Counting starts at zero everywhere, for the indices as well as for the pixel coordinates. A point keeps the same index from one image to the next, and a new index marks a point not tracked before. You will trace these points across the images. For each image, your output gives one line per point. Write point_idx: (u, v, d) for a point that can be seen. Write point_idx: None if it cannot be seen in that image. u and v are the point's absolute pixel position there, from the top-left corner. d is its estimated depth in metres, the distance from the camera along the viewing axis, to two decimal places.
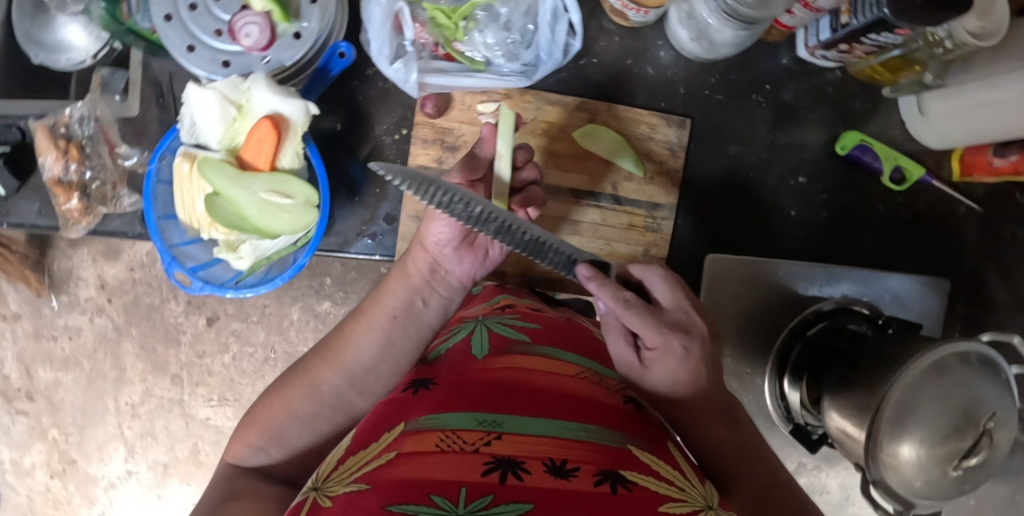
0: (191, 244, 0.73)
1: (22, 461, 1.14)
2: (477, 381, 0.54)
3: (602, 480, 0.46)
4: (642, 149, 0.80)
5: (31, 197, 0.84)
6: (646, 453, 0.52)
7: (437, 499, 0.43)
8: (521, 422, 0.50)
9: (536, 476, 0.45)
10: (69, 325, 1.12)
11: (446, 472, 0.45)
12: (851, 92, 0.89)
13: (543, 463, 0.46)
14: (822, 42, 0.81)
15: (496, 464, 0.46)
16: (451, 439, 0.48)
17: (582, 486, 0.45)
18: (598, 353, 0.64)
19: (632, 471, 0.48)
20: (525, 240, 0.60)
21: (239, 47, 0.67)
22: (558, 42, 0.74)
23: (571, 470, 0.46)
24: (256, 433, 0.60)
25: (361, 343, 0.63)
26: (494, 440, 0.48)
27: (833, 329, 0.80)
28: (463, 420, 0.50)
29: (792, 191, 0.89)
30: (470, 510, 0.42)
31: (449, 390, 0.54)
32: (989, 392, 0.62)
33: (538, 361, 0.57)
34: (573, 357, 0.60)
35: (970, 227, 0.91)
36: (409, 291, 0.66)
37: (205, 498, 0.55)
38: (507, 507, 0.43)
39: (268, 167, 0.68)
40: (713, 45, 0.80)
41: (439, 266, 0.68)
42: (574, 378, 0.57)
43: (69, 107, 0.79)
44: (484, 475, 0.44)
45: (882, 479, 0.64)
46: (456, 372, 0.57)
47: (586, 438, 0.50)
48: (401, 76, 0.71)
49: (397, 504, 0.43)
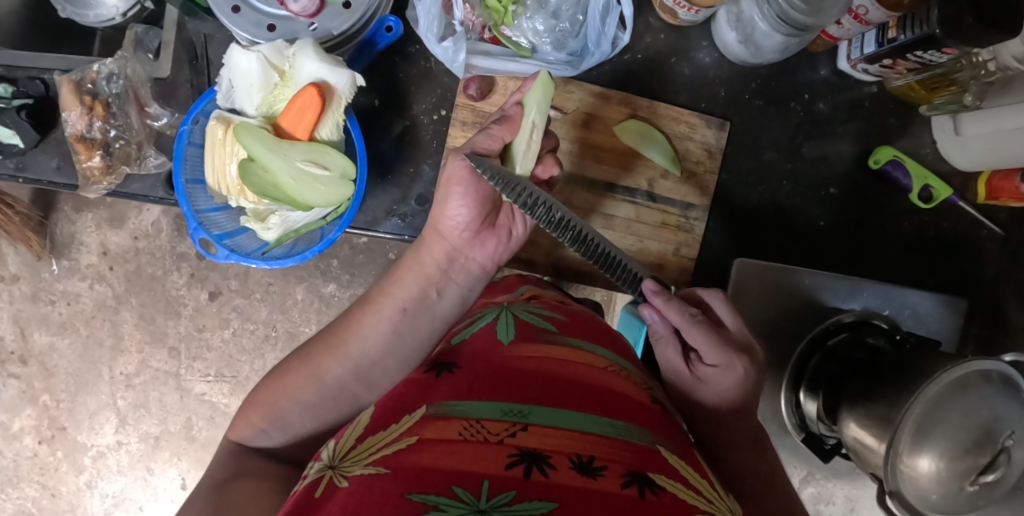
0: (216, 211, 0.72)
1: (10, 425, 1.12)
2: (503, 367, 0.49)
3: (629, 482, 0.41)
4: (679, 148, 0.80)
5: (50, 151, 0.82)
6: (676, 458, 0.46)
7: (458, 490, 0.38)
8: (550, 413, 0.44)
9: (562, 473, 0.40)
10: (68, 291, 1.10)
11: (470, 462, 0.40)
12: (887, 108, 0.88)
13: (569, 459, 0.41)
14: (866, 55, 0.81)
15: (521, 457, 0.41)
16: (474, 428, 0.43)
17: (611, 487, 0.40)
18: (629, 353, 0.59)
19: (662, 475, 0.43)
20: (597, 252, 0.64)
21: (285, 12, 0.66)
22: (608, 33, 0.72)
23: (598, 469, 0.41)
24: (266, 406, 0.57)
25: (372, 329, 0.61)
26: (519, 432, 0.43)
27: (854, 342, 0.79)
28: (487, 410, 0.45)
29: (821, 202, 0.89)
30: (493, 505, 0.37)
31: (476, 374, 0.49)
32: (1010, 409, 0.62)
33: (571, 352, 0.52)
34: (602, 350, 0.55)
35: (992, 251, 0.91)
36: (422, 282, 0.64)
37: (207, 476, 0.52)
38: (530, 506, 0.37)
39: (307, 136, 0.67)
40: (759, 49, 0.79)
41: (455, 255, 0.66)
42: (606, 371, 0.51)
43: (98, 62, 0.78)
44: (507, 469, 0.40)
45: (899, 490, 0.64)
46: (482, 355, 0.52)
47: (618, 436, 0.45)
48: (448, 56, 0.71)
49: (419, 492, 0.38)
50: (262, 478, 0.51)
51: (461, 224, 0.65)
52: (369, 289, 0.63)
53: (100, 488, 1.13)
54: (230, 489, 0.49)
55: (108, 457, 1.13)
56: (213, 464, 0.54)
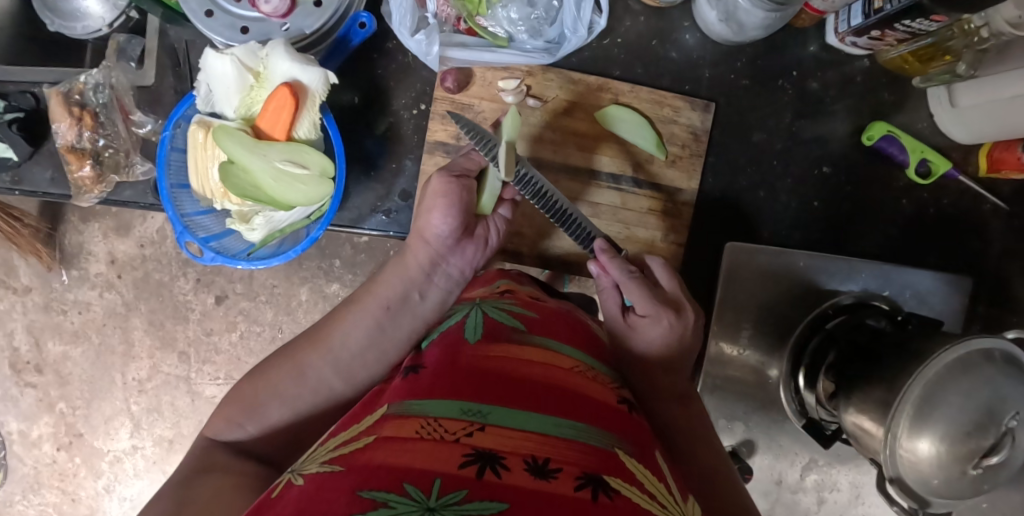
0: (203, 215, 0.72)
1: (30, 432, 1.14)
2: (468, 367, 0.49)
3: (584, 485, 0.40)
4: (663, 132, 0.79)
5: (45, 163, 0.83)
6: (635, 461, 0.46)
7: (409, 488, 0.37)
8: (508, 415, 0.44)
9: (515, 475, 0.40)
10: (79, 300, 1.12)
11: (424, 460, 0.39)
12: (880, 82, 0.86)
13: (523, 461, 0.41)
14: (853, 28, 0.79)
15: (475, 457, 0.40)
16: (432, 427, 0.43)
17: (564, 489, 0.40)
18: (599, 351, 0.59)
19: (618, 478, 0.43)
20: (554, 208, 0.70)
21: (258, 13, 0.67)
22: (583, 18, 0.71)
23: (552, 471, 0.41)
24: (243, 397, 0.58)
25: (352, 325, 0.62)
26: (476, 432, 0.43)
27: (852, 324, 0.78)
28: (447, 409, 0.45)
29: (815, 181, 0.87)
30: (443, 503, 0.37)
31: (440, 375, 0.49)
32: (1014, 390, 0.60)
33: (536, 352, 0.52)
34: (570, 350, 0.55)
35: (996, 226, 0.88)
36: (406, 282, 0.65)
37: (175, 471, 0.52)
38: (480, 506, 0.37)
39: (284, 137, 0.67)
40: (742, 27, 0.77)
41: (438, 259, 0.67)
42: (571, 371, 0.51)
43: (84, 73, 0.78)
44: (461, 468, 0.39)
45: (899, 476, 0.63)
46: (448, 355, 0.52)
47: (576, 437, 0.44)
48: (422, 49, 0.70)
49: (370, 489, 0.37)
50: (231, 471, 0.52)
51: (446, 234, 0.66)
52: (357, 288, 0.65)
53: (119, 492, 1.15)
54: (197, 483, 0.49)
55: (124, 462, 1.15)
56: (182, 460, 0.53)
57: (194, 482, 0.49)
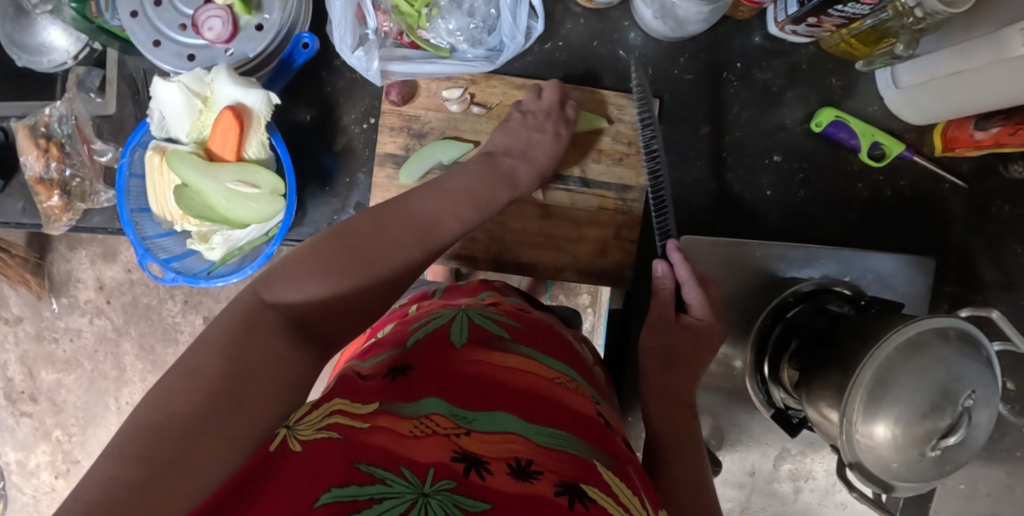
0: (164, 237, 0.74)
1: (27, 461, 1.17)
2: (456, 370, 0.52)
3: (563, 491, 0.42)
4: (609, 130, 0.80)
5: (15, 195, 0.85)
6: (613, 475, 0.48)
7: (405, 471, 0.40)
8: (493, 420, 0.47)
9: (498, 478, 0.41)
10: (69, 327, 1.14)
11: (415, 450, 0.42)
12: (826, 69, 0.88)
13: (507, 463, 0.43)
14: (790, 17, 0.80)
15: (462, 457, 0.42)
16: (423, 423, 0.45)
17: (546, 491, 0.41)
18: (577, 364, 0.62)
19: (595, 487, 0.44)
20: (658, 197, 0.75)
21: (203, 41, 0.69)
22: (521, 25, 0.72)
23: (534, 472, 0.43)
24: (296, 266, 0.54)
25: (403, 231, 0.61)
26: (463, 434, 0.45)
27: (814, 309, 0.79)
28: (436, 407, 0.47)
29: (768, 170, 0.88)
30: (435, 489, 0.39)
31: (428, 373, 0.51)
32: (966, 368, 0.62)
33: (520, 363, 0.55)
34: (553, 363, 0.58)
35: (957, 204, 0.89)
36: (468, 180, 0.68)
37: (219, 329, 0.47)
38: (468, 501, 0.39)
39: (234, 158, 0.69)
40: (678, 23, 0.79)
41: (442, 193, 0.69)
42: (551, 383, 0.54)
43: (49, 106, 0.81)
44: (451, 461, 0.42)
45: (859, 461, 0.64)
46: (435, 355, 0.54)
47: (557, 446, 0.46)
48: (363, 65, 0.72)
49: (369, 465, 0.40)
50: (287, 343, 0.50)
51: None
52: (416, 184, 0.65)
53: None
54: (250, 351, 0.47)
55: None
56: (226, 315, 0.48)
57: (247, 351, 0.47)
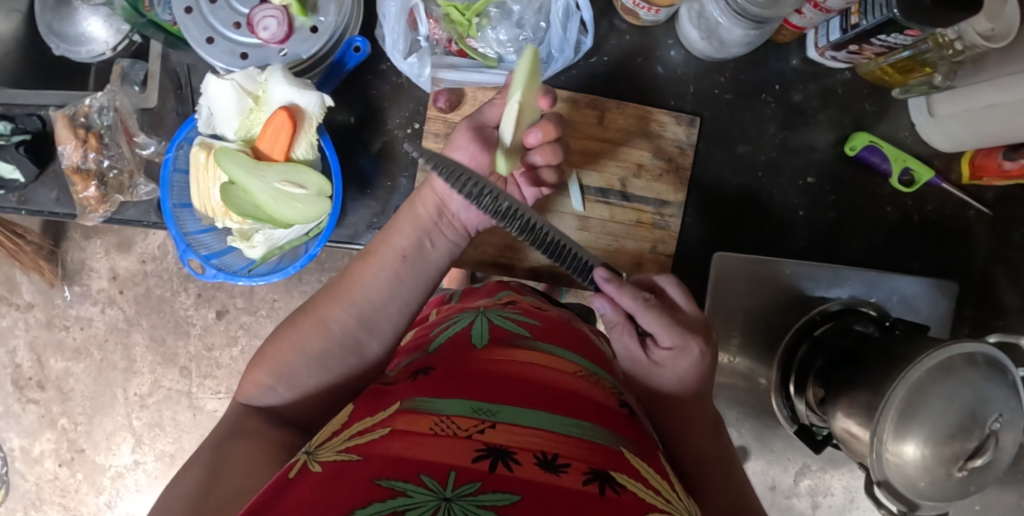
0: (204, 233, 0.75)
1: (31, 449, 1.16)
2: (477, 368, 0.52)
3: (591, 479, 0.44)
4: (650, 146, 0.83)
5: (50, 184, 0.84)
6: (638, 460, 0.49)
7: (425, 479, 0.41)
8: (516, 413, 0.48)
9: (526, 468, 0.43)
10: (81, 316, 1.13)
11: (438, 454, 0.43)
12: (861, 94, 0.89)
13: (533, 456, 0.45)
14: (832, 42, 0.82)
15: (487, 452, 0.44)
16: (445, 423, 0.46)
17: (572, 483, 0.43)
18: (599, 357, 0.62)
19: (621, 473, 0.46)
20: (547, 241, 0.62)
21: (257, 40, 0.71)
22: (570, 38, 0.75)
23: (560, 466, 0.44)
24: (263, 372, 0.58)
25: (348, 320, 0.60)
26: (487, 429, 0.46)
27: (839, 330, 0.79)
28: (458, 407, 0.48)
29: (801, 191, 0.90)
30: (457, 494, 0.41)
31: (449, 374, 0.52)
32: (995, 392, 0.62)
33: (542, 358, 0.55)
34: (573, 356, 0.58)
35: (981, 231, 0.91)
36: (417, 230, 0.65)
37: (210, 435, 0.55)
38: (494, 497, 0.41)
39: (283, 157, 0.70)
40: (723, 44, 0.82)
41: (444, 209, 0.65)
42: (574, 376, 0.54)
43: (89, 96, 0.81)
44: (474, 462, 0.43)
45: (887, 479, 0.65)
46: (455, 357, 0.55)
47: (582, 436, 0.48)
48: (414, 71, 0.74)
49: (388, 478, 0.41)
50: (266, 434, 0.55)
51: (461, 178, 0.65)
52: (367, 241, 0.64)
53: (120, 507, 1.16)
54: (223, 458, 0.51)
55: (126, 477, 1.16)
56: (219, 425, 0.56)
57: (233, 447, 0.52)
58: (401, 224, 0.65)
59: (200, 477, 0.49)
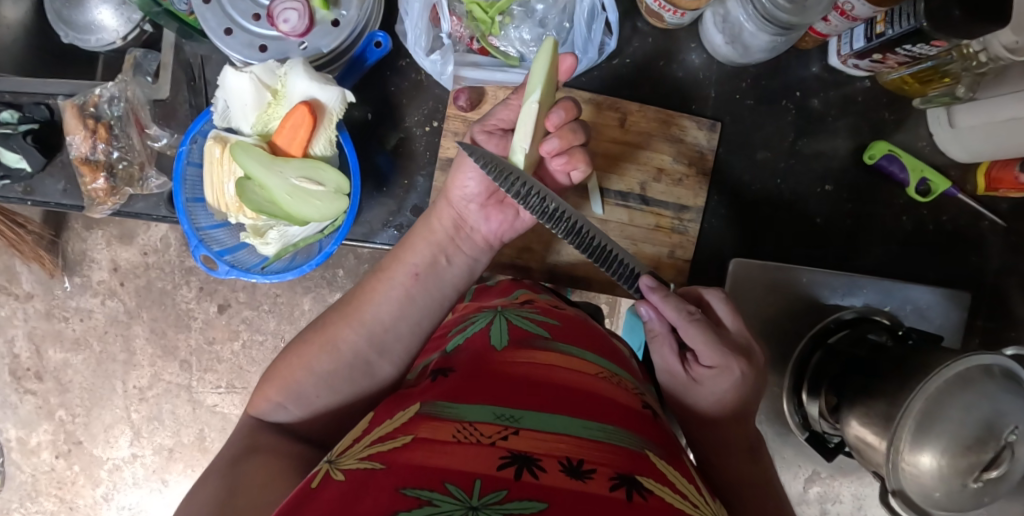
0: (217, 228, 0.74)
1: (28, 440, 1.14)
2: (497, 372, 0.50)
3: (619, 485, 0.42)
4: (671, 150, 0.83)
5: (57, 175, 0.83)
6: (666, 464, 0.47)
7: (451, 488, 0.39)
8: (540, 418, 0.46)
9: (552, 475, 0.41)
10: (81, 307, 1.12)
11: (462, 461, 0.41)
12: (880, 103, 0.88)
13: (558, 462, 0.42)
14: (855, 51, 0.81)
15: (512, 459, 0.42)
16: (468, 430, 0.44)
17: (600, 490, 0.41)
18: (619, 358, 0.60)
19: (650, 479, 0.44)
20: (593, 246, 0.63)
21: (276, 32, 0.69)
22: (594, 40, 0.74)
23: (587, 472, 0.42)
24: (273, 388, 0.58)
25: (358, 340, 0.60)
26: (511, 435, 0.44)
27: (854, 338, 0.77)
28: (480, 413, 0.46)
29: (819, 199, 0.89)
30: (484, 503, 0.38)
31: (468, 377, 0.50)
32: (1013, 404, 0.60)
33: (563, 360, 0.53)
34: (593, 357, 0.56)
35: (995, 243, 0.90)
36: (432, 248, 0.65)
37: (223, 451, 0.54)
38: (521, 505, 0.38)
39: (301, 153, 0.69)
40: (747, 49, 0.81)
41: (461, 223, 0.67)
42: (596, 378, 0.52)
43: (99, 86, 0.79)
44: (499, 469, 0.41)
45: (901, 489, 0.63)
46: (474, 360, 0.53)
47: (608, 441, 0.45)
48: (437, 69, 0.73)
49: (413, 488, 0.39)
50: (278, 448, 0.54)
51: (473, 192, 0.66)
52: (382, 258, 0.65)
53: (117, 500, 1.15)
54: (240, 472, 0.50)
55: (124, 470, 1.14)
56: (231, 439, 0.55)
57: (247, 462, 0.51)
58: (417, 243, 0.65)
59: (215, 492, 0.48)
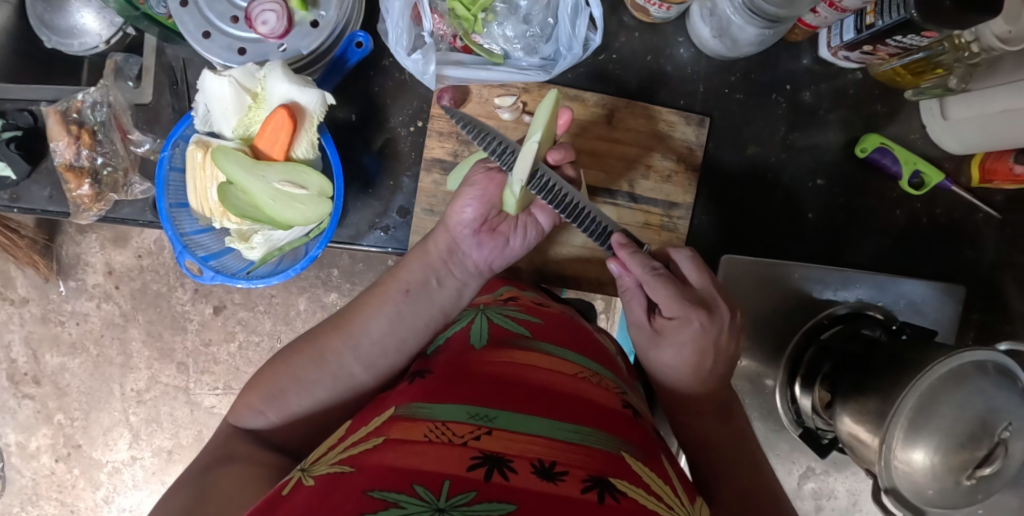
0: (202, 233, 0.74)
1: (27, 444, 1.13)
2: (474, 372, 0.50)
3: (590, 487, 0.41)
4: (660, 147, 0.82)
5: (42, 181, 0.82)
6: (642, 464, 0.46)
7: (419, 489, 0.38)
8: (515, 419, 0.45)
9: (523, 477, 0.40)
10: (76, 311, 1.11)
11: (431, 462, 0.40)
12: (872, 95, 0.87)
13: (530, 463, 0.42)
14: (846, 42, 0.80)
15: (484, 460, 0.41)
16: (440, 430, 0.44)
17: (571, 491, 0.40)
18: (603, 357, 0.59)
19: (623, 480, 0.43)
20: (566, 202, 0.68)
21: (255, 34, 0.69)
22: (579, 36, 0.73)
23: (559, 473, 0.41)
24: (255, 396, 0.58)
25: (345, 353, 0.60)
26: (484, 435, 0.43)
27: (848, 335, 0.76)
28: (454, 413, 0.45)
29: (810, 193, 0.88)
30: (452, 504, 0.38)
31: (445, 378, 0.50)
32: (1006, 400, 0.59)
33: (541, 359, 0.53)
34: (574, 356, 0.55)
35: (989, 235, 0.89)
36: (425, 268, 0.66)
37: (196, 459, 0.53)
38: (489, 507, 0.38)
39: (283, 157, 0.69)
40: (735, 43, 0.80)
41: (455, 248, 0.68)
42: (575, 377, 0.52)
43: (82, 92, 0.79)
44: (470, 471, 0.40)
45: (894, 487, 0.61)
46: (453, 361, 0.52)
47: (582, 442, 0.45)
48: (419, 68, 0.72)
49: (380, 490, 0.38)
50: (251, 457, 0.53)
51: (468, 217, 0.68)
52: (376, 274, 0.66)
53: (118, 503, 1.15)
54: (210, 480, 0.49)
55: (123, 472, 1.14)
56: (206, 447, 0.55)
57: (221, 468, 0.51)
58: (411, 262, 0.67)
59: (187, 496, 0.47)
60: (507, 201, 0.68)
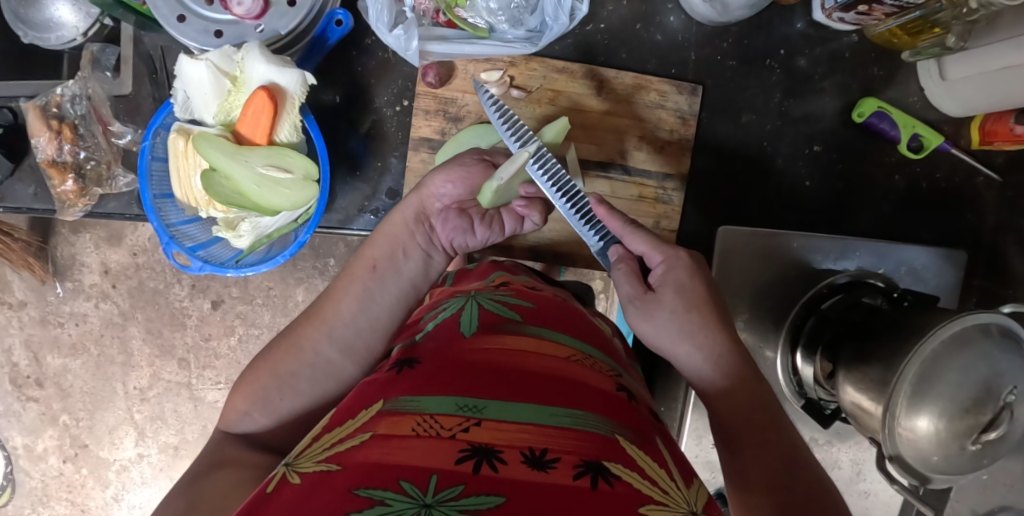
0: (188, 224, 0.73)
1: (34, 447, 1.13)
2: (463, 362, 0.48)
3: (583, 472, 0.40)
4: (651, 117, 0.80)
5: (27, 179, 0.81)
6: (638, 448, 0.45)
7: (406, 486, 0.38)
8: (504, 406, 0.44)
9: (512, 467, 0.39)
10: (75, 312, 1.10)
11: (418, 457, 0.39)
12: (869, 58, 0.85)
13: (520, 452, 0.41)
14: (840, 4, 0.78)
15: (472, 452, 0.40)
16: (428, 423, 0.43)
17: (562, 479, 0.39)
18: (596, 339, 0.58)
19: (617, 464, 0.42)
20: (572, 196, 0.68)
21: (231, 16, 0.68)
22: (563, 5, 0.72)
23: (550, 461, 0.40)
24: (240, 397, 0.57)
25: (322, 341, 0.60)
26: (472, 425, 0.42)
27: (848, 303, 0.75)
28: (442, 404, 0.44)
29: (807, 160, 0.86)
30: (438, 500, 0.37)
31: (434, 369, 0.48)
32: (1013, 364, 0.58)
33: (532, 344, 0.51)
34: (567, 339, 0.54)
35: (990, 198, 0.87)
36: (392, 242, 0.65)
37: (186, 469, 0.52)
38: (477, 501, 0.37)
39: (266, 141, 0.68)
40: (726, 7, 0.78)
41: (423, 212, 0.68)
42: (567, 362, 0.50)
43: (60, 85, 0.78)
44: (458, 463, 0.39)
45: (899, 455, 0.60)
46: (441, 351, 0.51)
47: (575, 427, 0.43)
48: (401, 44, 0.70)
49: (366, 488, 0.37)
50: (242, 457, 0.53)
51: (449, 196, 0.69)
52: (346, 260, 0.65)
53: (127, 500, 1.14)
54: (199, 487, 0.48)
55: (131, 470, 1.14)
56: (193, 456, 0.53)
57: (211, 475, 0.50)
58: (377, 238, 0.66)
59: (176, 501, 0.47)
60: (480, 194, 0.68)
